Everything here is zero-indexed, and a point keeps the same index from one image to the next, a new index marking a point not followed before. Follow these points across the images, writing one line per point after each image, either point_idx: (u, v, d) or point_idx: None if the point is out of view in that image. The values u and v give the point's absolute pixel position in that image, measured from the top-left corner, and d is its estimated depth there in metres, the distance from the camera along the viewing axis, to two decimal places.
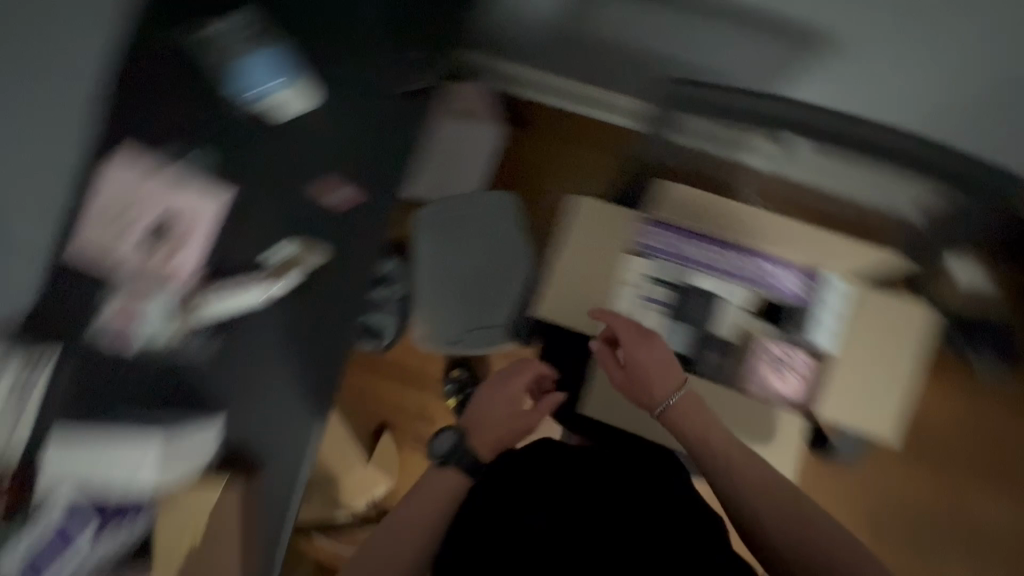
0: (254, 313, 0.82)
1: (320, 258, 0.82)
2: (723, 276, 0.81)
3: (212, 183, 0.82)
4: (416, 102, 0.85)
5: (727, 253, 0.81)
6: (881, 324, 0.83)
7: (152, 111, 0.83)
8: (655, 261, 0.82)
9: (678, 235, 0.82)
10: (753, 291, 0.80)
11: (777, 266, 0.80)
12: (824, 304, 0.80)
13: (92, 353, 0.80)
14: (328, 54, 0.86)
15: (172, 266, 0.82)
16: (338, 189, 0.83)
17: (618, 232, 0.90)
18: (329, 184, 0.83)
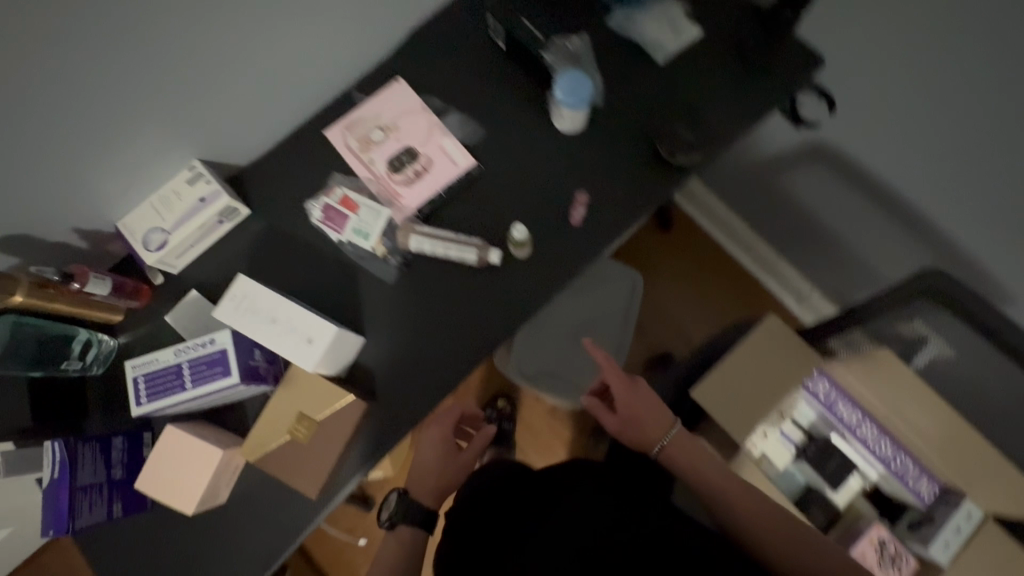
0: (439, 270, 0.86)
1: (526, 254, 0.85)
2: (867, 451, 0.80)
3: (464, 152, 0.89)
4: (669, 176, 0.88)
5: (879, 433, 0.79)
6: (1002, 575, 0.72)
7: (451, 71, 0.94)
8: (811, 415, 0.83)
9: (841, 396, 0.80)
10: (878, 473, 0.81)
11: (917, 466, 0.78)
12: (962, 519, 0.73)
13: (300, 228, 0.89)
14: (621, 94, 0.89)
15: (402, 191, 0.88)
16: (577, 211, 0.87)
17: (775, 354, 0.82)
18: (572, 206, 0.87)
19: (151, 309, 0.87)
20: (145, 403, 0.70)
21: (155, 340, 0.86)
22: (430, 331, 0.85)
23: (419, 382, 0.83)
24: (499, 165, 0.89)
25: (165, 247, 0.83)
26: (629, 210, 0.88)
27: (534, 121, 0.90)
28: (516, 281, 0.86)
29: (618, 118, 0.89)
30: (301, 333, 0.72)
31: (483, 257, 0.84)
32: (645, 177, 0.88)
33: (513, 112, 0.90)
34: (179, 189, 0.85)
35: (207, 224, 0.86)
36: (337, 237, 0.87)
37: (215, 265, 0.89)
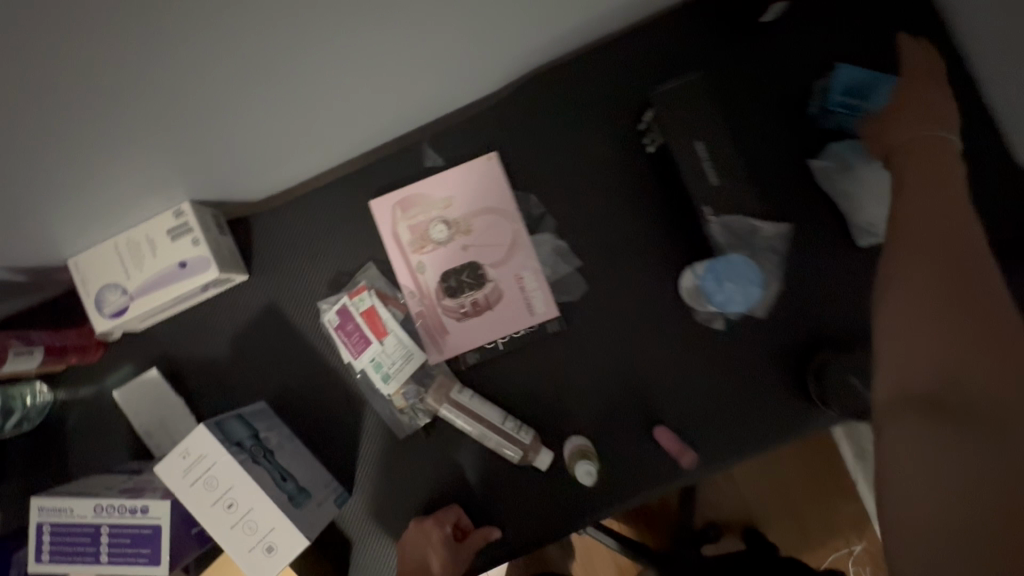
0: (464, 443, 0.64)
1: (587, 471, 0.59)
2: None
3: (546, 297, 0.63)
4: (808, 417, 0.61)
5: None
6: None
7: (563, 164, 0.65)
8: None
9: None
10: None
11: None
12: None
13: (305, 323, 0.67)
14: (785, 279, 0.62)
15: (448, 324, 0.64)
16: (676, 450, 0.61)
17: None
18: (674, 440, 0.61)
19: (97, 368, 0.68)
20: (44, 563, 0.53)
21: (96, 409, 0.68)
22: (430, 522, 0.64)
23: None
24: (585, 328, 0.64)
25: (123, 315, 0.62)
26: (736, 452, 0.62)
27: (656, 277, 0.63)
28: (561, 497, 0.63)
29: (764, 318, 0.62)
30: (259, 536, 0.53)
31: (529, 458, 0.62)
32: (771, 418, 0.62)
33: (628, 260, 0.63)
34: (155, 240, 0.62)
35: (184, 295, 0.64)
36: (349, 359, 0.64)
37: (188, 335, 0.68)
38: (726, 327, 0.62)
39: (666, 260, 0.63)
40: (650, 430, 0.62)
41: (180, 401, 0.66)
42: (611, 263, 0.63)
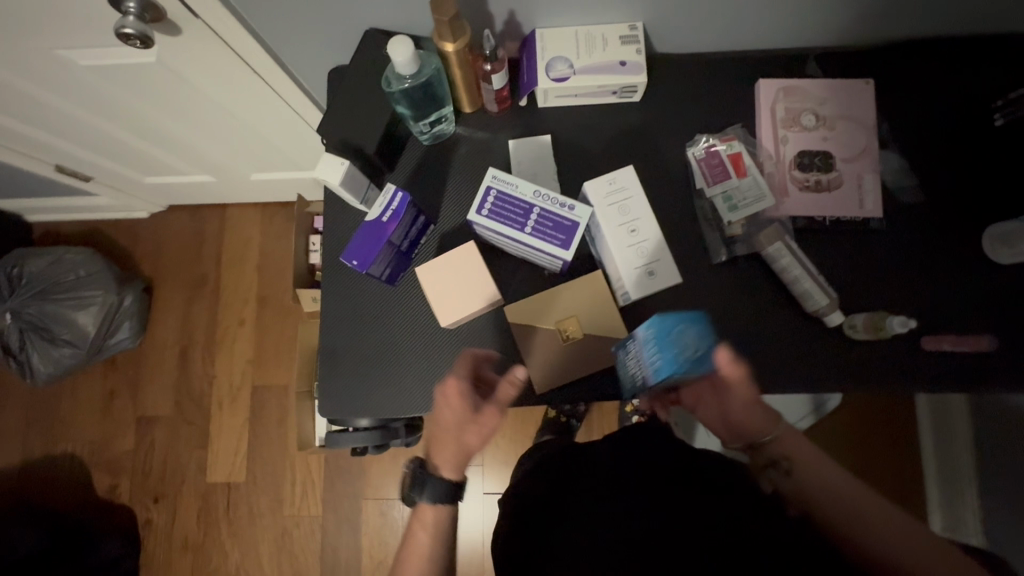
0: (767, 284, 0.77)
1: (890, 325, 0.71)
2: None
3: (879, 199, 0.78)
4: None
5: None
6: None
7: (916, 112, 0.81)
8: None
9: None
10: None
11: None
12: None
13: (669, 150, 0.82)
14: None
15: (790, 192, 0.78)
16: (951, 342, 0.73)
17: None
18: (948, 332, 0.74)
19: (495, 121, 0.84)
20: (483, 215, 0.70)
21: (483, 151, 0.83)
22: (722, 334, 0.76)
23: None
24: (898, 236, 0.77)
25: (562, 81, 0.78)
26: (996, 377, 0.72)
27: (966, 220, 0.77)
28: (833, 356, 0.75)
29: None
30: (644, 260, 0.75)
31: (826, 312, 0.74)
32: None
33: (946, 197, 0.78)
34: (607, 38, 0.78)
35: (605, 88, 0.79)
36: (703, 185, 0.79)
37: (574, 124, 0.83)
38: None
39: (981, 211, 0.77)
40: (924, 319, 0.75)
41: (553, 164, 0.81)
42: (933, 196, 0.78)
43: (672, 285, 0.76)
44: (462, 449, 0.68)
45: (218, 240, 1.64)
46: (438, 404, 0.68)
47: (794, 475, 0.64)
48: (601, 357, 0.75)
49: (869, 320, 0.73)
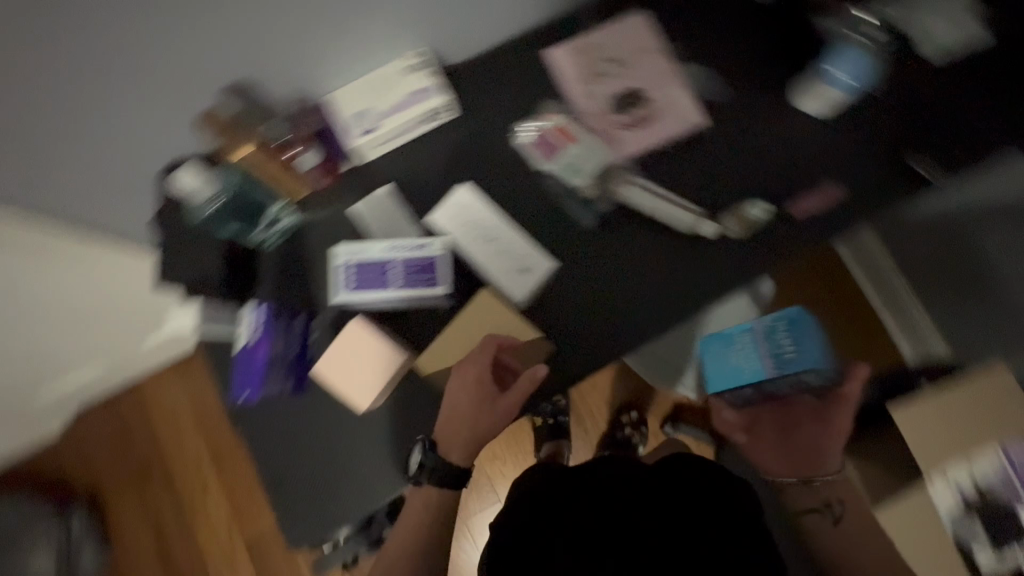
0: (640, 224, 0.80)
1: (753, 213, 0.78)
2: None
3: (697, 107, 0.82)
4: (917, 185, 0.77)
5: None
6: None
7: (690, 22, 0.86)
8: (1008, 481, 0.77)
9: None
10: None
11: None
12: None
13: (503, 147, 0.83)
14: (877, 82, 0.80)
15: (621, 136, 0.82)
16: (803, 198, 0.78)
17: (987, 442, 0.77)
18: (802, 191, 0.79)
19: (330, 195, 0.82)
20: (351, 290, 0.74)
21: (333, 225, 0.81)
22: (628, 283, 0.77)
23: (589, 333, 0.76)
24: (725, 131, 0.82)
25: (372, 133, 0.79)
26: (863, 212, 0.78)
27: (773, 93, 0.83)
28: (724, 260, 0.78)
29: (869, 111, 0.80)
30: (510, 261, 0.77)
31: (696, 226, 0.78)
32: (896, 178, 0.78)
33: (748, 80, 0.83)
34: (393, 76, 0.79)
35: (414, 121, 0.80)
36: (543, 164, 0.81)
37: (407, 164, 0.83)
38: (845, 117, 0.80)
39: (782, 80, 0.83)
40: (781, 187, 0.79)
41: (405, 209, 0.81)
42: (739, 85, 0.83)
43: (551, 271, 0.77)
44: (470, 439, 0.72)
45: (145, 423, 1.54)
46: (451, 389, 0.72)
47: (844, 520, 0.82)
48: (525, 362, 0.75)
49: (731, 213, 0.78)
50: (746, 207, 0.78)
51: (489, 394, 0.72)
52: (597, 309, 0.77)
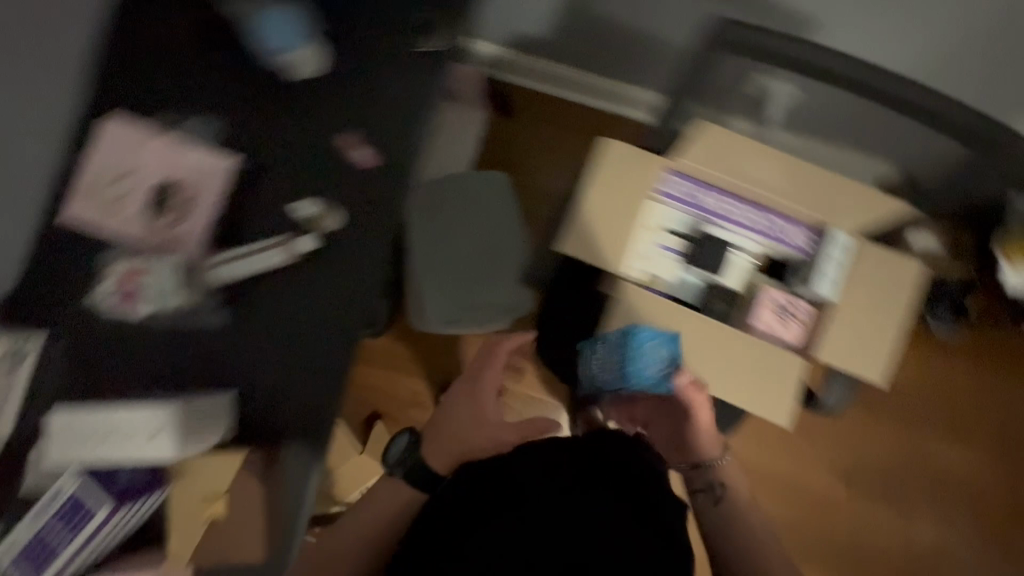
0: (264, 287, 0.78)
1: (337, 219, 0.77)
2: (737, 225, 0.82)
3: (216, 152, 0.77)
4: (434, 65, 0.80)
5: (739, 205, 0.81)
6: (895, 270, 0.77)
7: (151, 87, 0.80)
8: (665, 210, 0.82)
9: (697, 187, 0.82)
10: (756, 241, 0.83)
11: (780, 218, 0.81)
12: (831, 258, 0.77)
13: (105, 328, 0.78)
14: (335, 12, 0.80)
15: (182, 231, 0.78)
16: (354, 152, 0.78)
17: (642, 193, 0.79)
18: (353, 143, 0.78)
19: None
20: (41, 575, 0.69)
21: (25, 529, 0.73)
22: (294, 337, 0.78)
23: (292, 403, 0.77)
24: (258, 151, 0.78)
25: None
26: (417, 118, 0.79)
27: (270, 84, 0.79)
28: (351, 250, 0.77)
29: (350, 37, 0.80)
30: (145, 429, 0.71)
31: (292, 249, 0.76)
32: (427, 76, 0.80)
33: (241, 94, 0.79)
34: None
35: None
36: (142, 312, 0.78)
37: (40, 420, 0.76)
38: (352, 60, 0.79)
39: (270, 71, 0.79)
40: (333, 151, 0.78)
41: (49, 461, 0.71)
42: (239, 102, 0.78)
43: (206, 402, 0.74)
44: (469, 448, 0.82)
45: None
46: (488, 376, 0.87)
47: None
48: (257, 479, 0.77)
49: (302, 228, 0.77)
50: (308, 203, 0.76)
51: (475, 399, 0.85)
52: (293, 373, 0.78)
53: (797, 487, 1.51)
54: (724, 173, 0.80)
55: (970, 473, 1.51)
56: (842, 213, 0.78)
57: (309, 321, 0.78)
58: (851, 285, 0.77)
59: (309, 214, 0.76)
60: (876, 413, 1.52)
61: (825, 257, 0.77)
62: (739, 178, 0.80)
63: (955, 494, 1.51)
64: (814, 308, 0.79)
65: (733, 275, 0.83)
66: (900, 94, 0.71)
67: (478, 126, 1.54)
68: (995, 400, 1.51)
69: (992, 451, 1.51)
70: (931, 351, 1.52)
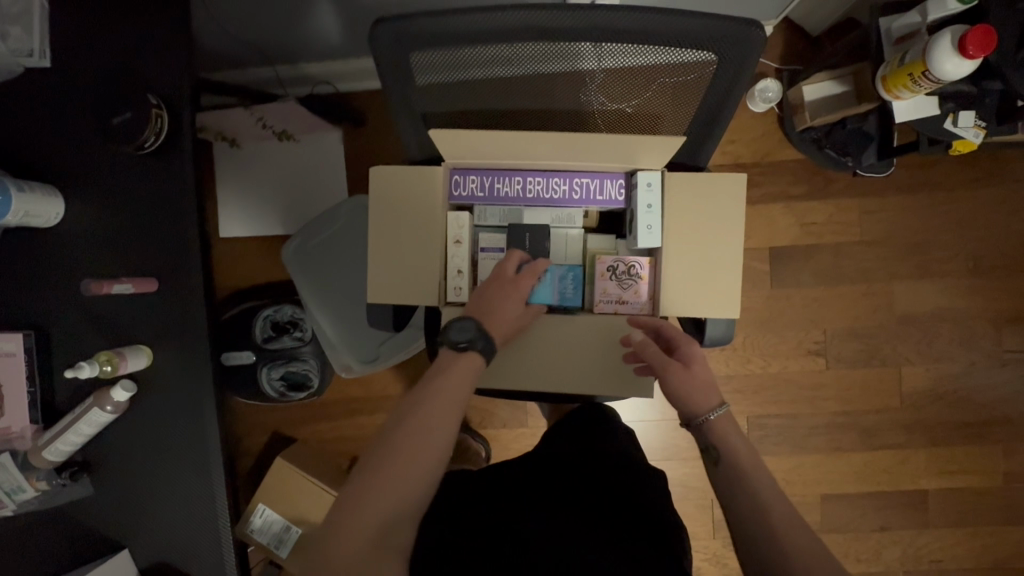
0: (113, 443, 0.76)
1: (145, 360, 0.73)
2: (548, 202, 0.78)
3: (1, 335, 0.73)
4: (172, 160, 0.73)
5: (543, 179, 0.77)
6: (715, 188, 0.71)
7: None
8: (475, 210, 0.79)
9: (493, 176, 0.77)
10: (580, 208, 0.79)
11: (592, 177, 0.77)
12: (645, 205, 0.73)
13: None
14: (49, 142, 0.72)
15: (2, 424, 0.74)
16: (115, 287, 0.72)
17: (429, 208, 0.74)
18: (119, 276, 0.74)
19: None
20: None
21: None
22: (162, 478, 0.77)
23: (188, 536, 0.78)
24: (50, 316, 0.74)
25: None
26: (181, 222, 0.74)
27: (28, 246, 0.74)
28: (178, 377, 0.75)
29: (78, 163, 0.73)
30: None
31: (110, 402, 0.72)
32: (169, 176, 0.73)
33: (3, 266, 0.74)
34: None
35: None
36: (7, 510, 0.76)
37: None
38: (88, 190, 0.73)
39: (19, 231, 0.74)
40: (92, 295, 0.72)
41: None
42: (7, 275, 0.74)
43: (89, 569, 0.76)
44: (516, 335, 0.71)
45: None
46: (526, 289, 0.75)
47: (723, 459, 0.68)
48: None
49: (114, 383, 0.73)
50: (93, 359, 0.71)
51: (513, 284, 0.72)
52: (175, 510, 0.77)
53: (784, 378, 1.47)
54: (495, 159, 0.73)
55: (950, 300, 1.43)
56: (640, 156, 0.69)
57: (170, 458, 0.77)
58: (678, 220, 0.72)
59: (104, 367, 0.70)
60: (838, 279, 1.44)
61: (639, 209, 0.72)
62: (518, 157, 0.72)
63: (941, 328, 1.44)
64: (649, 258, 0.77)
65: (567, 249, 0.81)
66: (628, 22, 0.53)
67: (335, 149, 1.43)
68: (950, 218, 1.42)
69: (966, 272, 1.43)
70: (871, 194, 1.42)
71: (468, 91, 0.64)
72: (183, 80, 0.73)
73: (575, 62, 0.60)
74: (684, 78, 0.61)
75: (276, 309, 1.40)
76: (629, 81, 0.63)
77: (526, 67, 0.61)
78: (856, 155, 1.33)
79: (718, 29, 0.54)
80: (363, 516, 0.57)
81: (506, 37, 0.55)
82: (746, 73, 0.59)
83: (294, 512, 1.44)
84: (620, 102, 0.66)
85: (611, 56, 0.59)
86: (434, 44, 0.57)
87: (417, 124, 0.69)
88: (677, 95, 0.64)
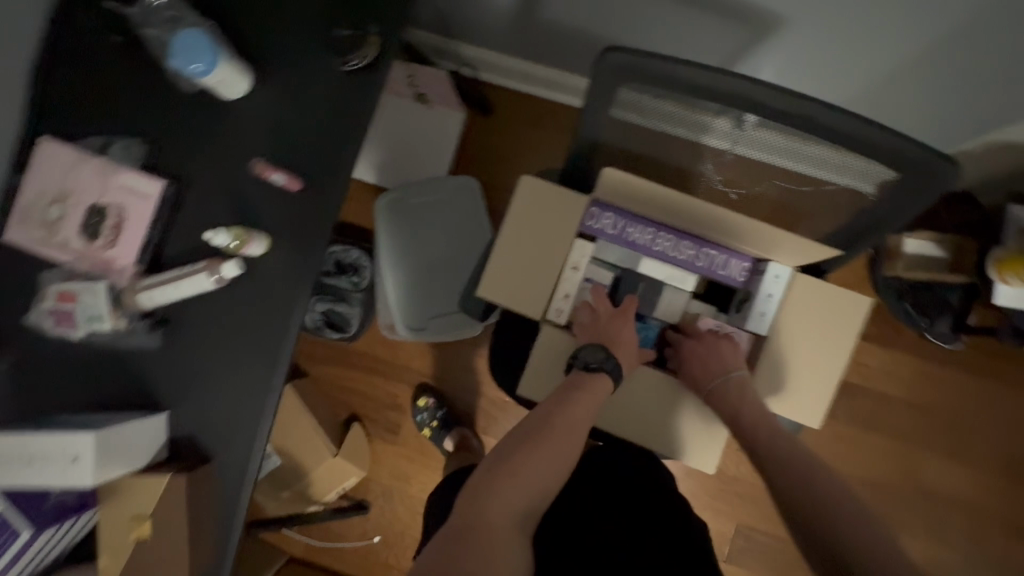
0: (196, 310, 0.79)
1: (263, 249, 0.77)
2: (670, 260, 0.81)
3: (146, 176, 0.76)
4: (361, 85, 0.77)
5: (675, 238, 0.80)
6: (837, 302, 0.75)
7: (95, 108, 0.79)
8: (597, 243, 0.82)
9: (628, 220, 0.81)
10: (696, 275, 0.82)
11: (720, 252, 0.80)
12: (766, 295, 0.76)
13: (43, 347, 0.79)
14: (268, 29, 0.77)
15: (111, 254, 0.77)
16: (271, 175, 0.76)
17: (569, 217, 0.78)
18: (270, 167, 0.77)
19: None
20: None
21: None
22: (229, 360, 0.79)
23: (252, 430, 0.79)
24: (196, 178, 0.78)
25: None
26: (347, 141, 0.78)
27: (206, 108, 0.78)
28: (282, 274, 0.78)
29: (284, 55, 0.78)
30: (65, 454, 0.70)
31: (218, 274, 0.75)
32: (353, 97, 0.77)
33: (175, 117, 0.78)
34: None
35: None
36: (77, 334, 0.78)
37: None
38: (280, 82, 0.78)
39: (203, 94, 0.78)
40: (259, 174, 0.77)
41: None
42: (175, 126, 0.78)
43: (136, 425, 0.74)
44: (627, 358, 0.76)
45: None
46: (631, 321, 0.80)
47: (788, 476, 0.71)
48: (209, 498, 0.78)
49: (227, 258, 0.76)
50: (226, 230, 0.75)
51: (619, 314, 0.78)
52: (231, 401, 0.79)
53: None
54: (643, 204, 0.77)
55: (967, 490, 1.43)
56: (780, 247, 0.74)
57: (240, 346, 0.79)
58: (793, 316, 0.76)
59: (233, 241, 0.75)
60: (870, 427, 1.44)
61: (759, 297, 0.76)
62: (666, 209, 0.76)
63: (949, 512, 1.43)
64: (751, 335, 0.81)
65: (671, 304, 0.84)
66: (841, 129, 0.57)
67: (451, 132, 1.43)
68: (995, 413, 1.43)
69: (996, 472, 1.43)
70: (930, 361, 1.44)
71: (649, 129, 0.68)
72: (403, 21, 0.78)
73: (700, 137, 0.66)
74: (842, 187, 0.66)
75: (345, 249, 1.44)
76: (750, 172, 0.70)
77: (717, 132, 0.64)
78: (933, 320, 1.35)
79: (921, 160, 0.57)
80: (506, 503, 0.62)
81: (729, 101, 0.58)
82: (917, 203, 0.63)
83: (279, 441, 1.43)
84: (731, 188, 0.75)
85: (765, 154, 0.65)
86: (657, 83, 0.59)
87: (590, 141, 0.73)
88: (840, 198, 0.68)
